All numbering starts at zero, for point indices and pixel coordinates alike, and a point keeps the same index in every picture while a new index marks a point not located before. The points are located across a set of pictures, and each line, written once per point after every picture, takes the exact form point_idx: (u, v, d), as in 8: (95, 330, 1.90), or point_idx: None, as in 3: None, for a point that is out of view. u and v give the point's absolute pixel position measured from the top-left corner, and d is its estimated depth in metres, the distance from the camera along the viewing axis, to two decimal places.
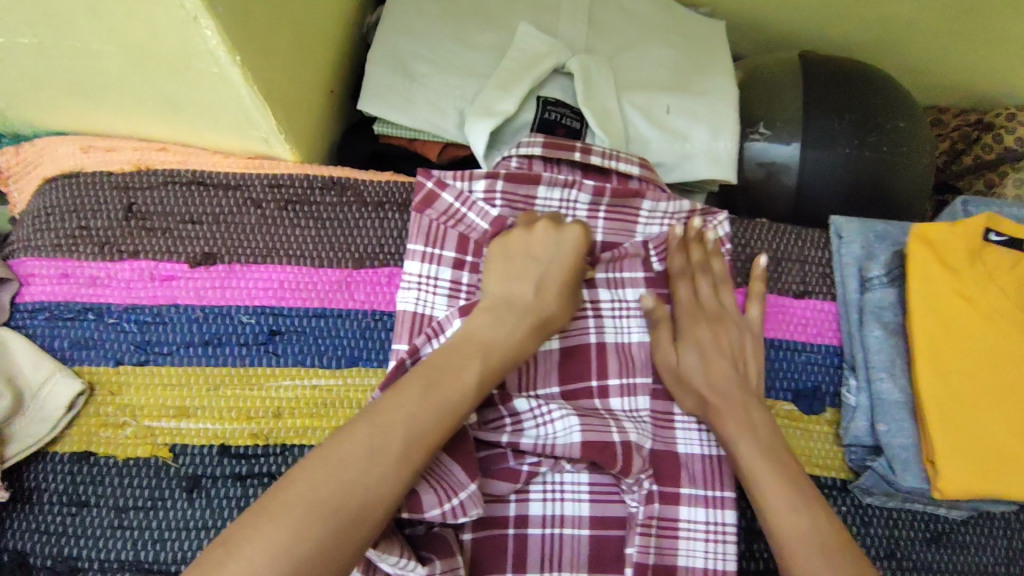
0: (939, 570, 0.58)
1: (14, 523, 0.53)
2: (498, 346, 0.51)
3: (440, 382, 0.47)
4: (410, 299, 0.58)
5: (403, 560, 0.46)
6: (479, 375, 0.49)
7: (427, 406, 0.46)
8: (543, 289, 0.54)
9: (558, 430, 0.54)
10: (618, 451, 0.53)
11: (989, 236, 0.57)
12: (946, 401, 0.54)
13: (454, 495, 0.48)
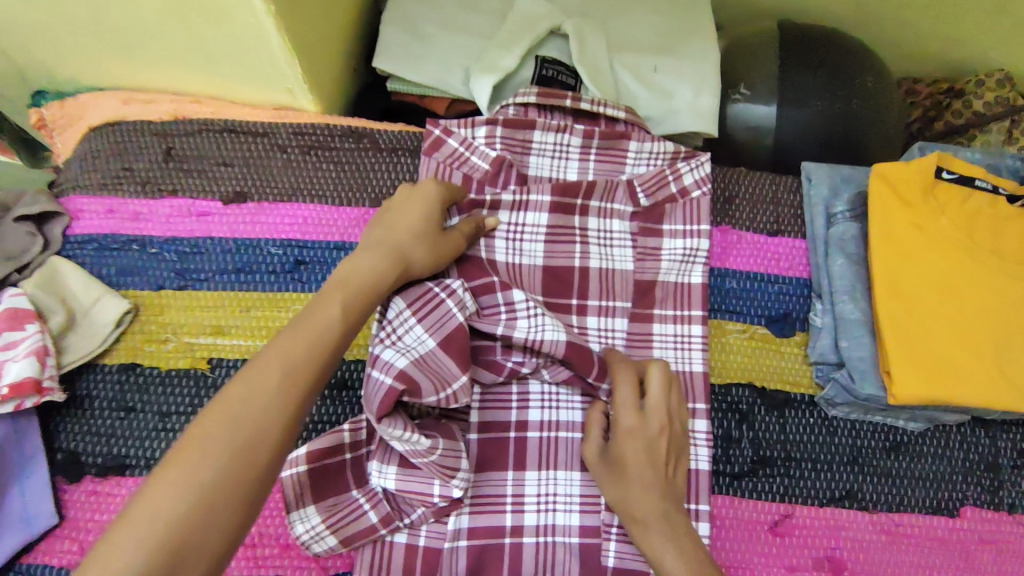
0: (899, 475, 0.63)
1: (69, 426, 0.60)
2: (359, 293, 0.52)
3: (307, 331, 0.48)
4: None
5: (406, 433, 0.53)
6: (335, 324, 0.49)
7: (299, 354, 0.46)
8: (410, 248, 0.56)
9: (547, 326, 0.59)
10: (594, 359, 0.60)
11: (942, 174, 0.64)
12: (900, 318, 0.61)
13: (448, 385, 0.55)
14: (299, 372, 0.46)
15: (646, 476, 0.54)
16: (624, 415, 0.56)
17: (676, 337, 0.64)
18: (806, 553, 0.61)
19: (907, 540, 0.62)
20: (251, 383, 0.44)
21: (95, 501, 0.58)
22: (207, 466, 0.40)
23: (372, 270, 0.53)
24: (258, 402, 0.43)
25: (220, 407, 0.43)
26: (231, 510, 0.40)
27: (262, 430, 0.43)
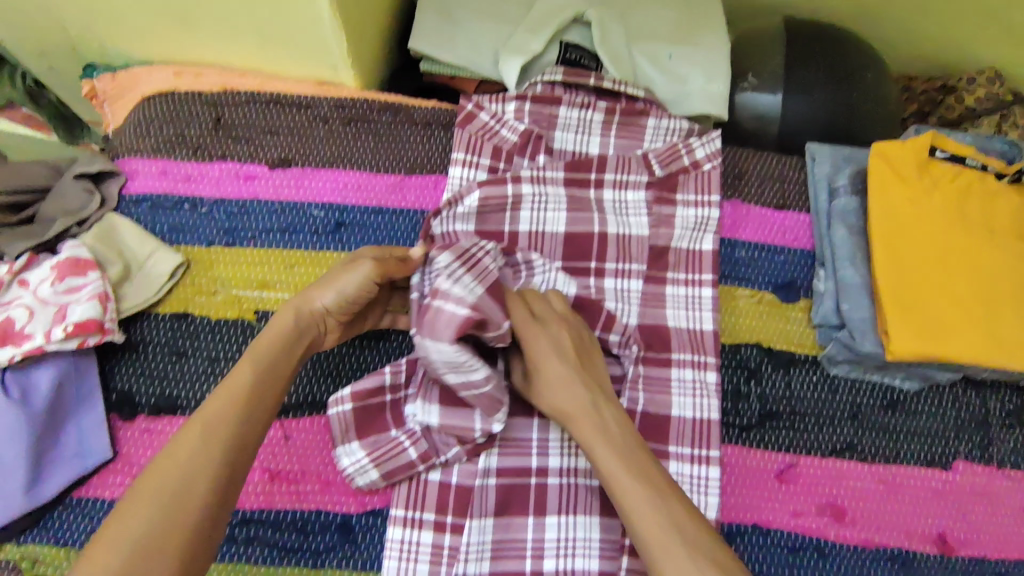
0: (895, 431, 0.68)
1: (124, 368, 0.64)
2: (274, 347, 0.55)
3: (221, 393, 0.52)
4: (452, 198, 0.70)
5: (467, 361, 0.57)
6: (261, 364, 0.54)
7: (217, 414, 0.50)
8: (318, 295, 0.58)
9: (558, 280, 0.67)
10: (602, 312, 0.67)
11: (934, 153, 0.70)
12: (897, 282, 0.66)
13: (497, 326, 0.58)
14: (217, 432, 0.49)
15: (562, 377, 0.59)
16: (523, 327, 0.60)
17: (688, 299, 0.68)
18: (810, 499, 0.65)
19: (903, 489, 0.66)
20: (172, 453, 0.48)
21: (147, 439, 0.62)
22: (138, 525, 0.44)
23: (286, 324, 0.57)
24: (179, 467, 0.47)
25: (161, 456, 0.48)
26: (173, 548, 0.44)
27: (191, 477, 0.47)
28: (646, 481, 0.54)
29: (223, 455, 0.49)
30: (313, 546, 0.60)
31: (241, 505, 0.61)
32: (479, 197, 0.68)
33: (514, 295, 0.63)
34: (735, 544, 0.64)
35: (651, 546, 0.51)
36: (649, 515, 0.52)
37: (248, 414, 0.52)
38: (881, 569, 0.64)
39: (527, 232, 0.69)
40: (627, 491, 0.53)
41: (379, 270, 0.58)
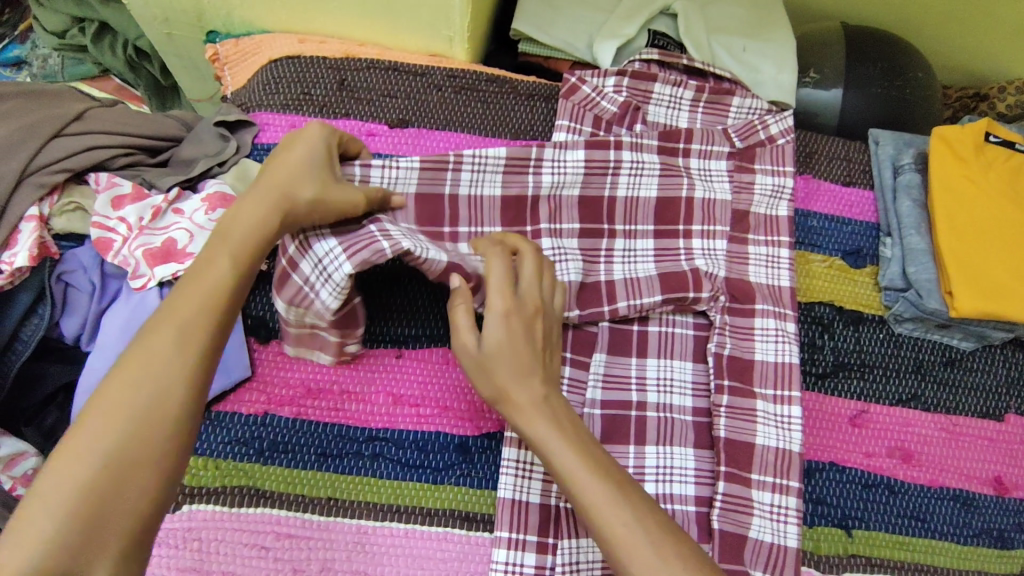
0: (952, 384, 0.75)
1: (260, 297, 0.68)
2: (245, 241, 0.55)
3: (196, 286, 0.51)
4: (546, 181, 0.73)
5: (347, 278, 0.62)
6: (234, 270, 0.53)
7: (190, 317, 0.49)
8: (300, 189, 0.58)
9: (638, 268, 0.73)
10: (689, 277, 0.71)
11: (989, 138, 0.78)
12: (958, 248, 0.73)
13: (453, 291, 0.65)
14: (187, 342, 0.48)
15: (512, 364, 0.57)
16: (493, 289, 0.58)
17: (768, 257, 0.75)
18: (880, 441, 0.72)
19: (963, 436, 0.73)
20: (143, 355, 0.47)
21: (281, 361, 0.67)
22: (103, 442, 0.43)
23: (263, 211, 0.56)
24: (146, 377, 0.46)
25: (117, 379, 0.46)
26: (138, 484, 0.43)
27: (156, 403, 0.45)
28: (607, 473, 0.53)
29: (199, 365, 0.48)
30: (433, 465, 0.65)
31: (368, 423, 0.66)
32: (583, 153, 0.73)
33: (497, 250, 0.61)
34: (815, 479, 0.69)
35: (614, 538, 0.50)
36: (610, 509, 0.51)
37: (217, 330, 0.50)
38: (945, 506, 0.70)
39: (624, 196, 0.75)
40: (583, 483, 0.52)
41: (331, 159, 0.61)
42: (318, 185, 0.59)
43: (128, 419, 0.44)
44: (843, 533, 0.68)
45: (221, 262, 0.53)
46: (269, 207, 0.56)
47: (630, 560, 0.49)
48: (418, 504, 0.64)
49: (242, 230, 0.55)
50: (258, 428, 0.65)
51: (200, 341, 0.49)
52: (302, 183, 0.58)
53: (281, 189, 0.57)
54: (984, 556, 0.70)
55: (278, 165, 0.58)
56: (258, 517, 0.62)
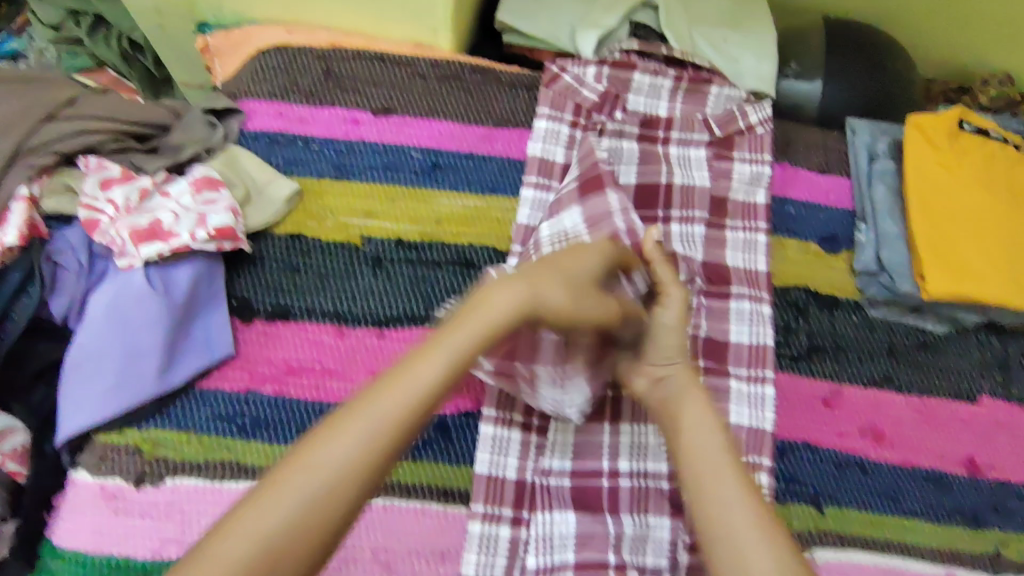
0: (927, 367, 0.76)
1: (246, 278, 0.70)
2: (474, 335, 0.52)
3: (403, 385, 0.49)
4: (532, 181, 0.76)
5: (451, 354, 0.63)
6: (448, 367, 0.51)
7: (381, 409, 0.48)
8: (552, 289, 0.55)
9: None
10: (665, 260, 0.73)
11: (963, 126, 0.79)
12: (930, 232, 0.75)
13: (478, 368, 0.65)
14: (369, 440, 0.47)
15: (686, 375, 0.60)
16: (587, 309, 0.56)
17: (745, 243, 0.76)
18: (853, 422, 0.73)
19: (935, 417, 0.74)
20: (324, 447, 0.46)
21: (264, 341, 0.68)
22: (276, 517, 0.43)
23: (514, 304, 0.54)
24: (324, 462, 0.45)
25: (306, 448, 0.46)
26: (287, 558, 0.42)
27: (328, 486, 0.45)
28: (734, 460, 0.54)
29: (375, 465, 0.47)
30: (411, 441, 0.67)
31: (348, 401, 0.67)
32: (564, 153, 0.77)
33: (630, 257, 0.64)
34: (787, 457, 0.71)
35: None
36: (746, 530, 0.49)
37: (412, 420, 0.49)
38: (917, 485, 0.71)
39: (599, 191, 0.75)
40: (704, 462, 0.53)
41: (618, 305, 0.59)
42: (570, 298, 0.56)
43: (287, 506, 0.43)
44: (815, 510, 0.69)
45: (428, 360, 0.50)
46: (514, 305, 0.54)
47: (748, 558, 0.47)
48: (396, 479, 0.65)
49: (488, 323, 0.53)
50: (241, 404, 0.66)
51: (387, 433, 0.47)
52: (555, 287, 0.55)
53: (535, 293, 0.54)
54: (956, 535, 0.71)
55: (556, 262, 0.58)
56: (240, 490, 0.63)
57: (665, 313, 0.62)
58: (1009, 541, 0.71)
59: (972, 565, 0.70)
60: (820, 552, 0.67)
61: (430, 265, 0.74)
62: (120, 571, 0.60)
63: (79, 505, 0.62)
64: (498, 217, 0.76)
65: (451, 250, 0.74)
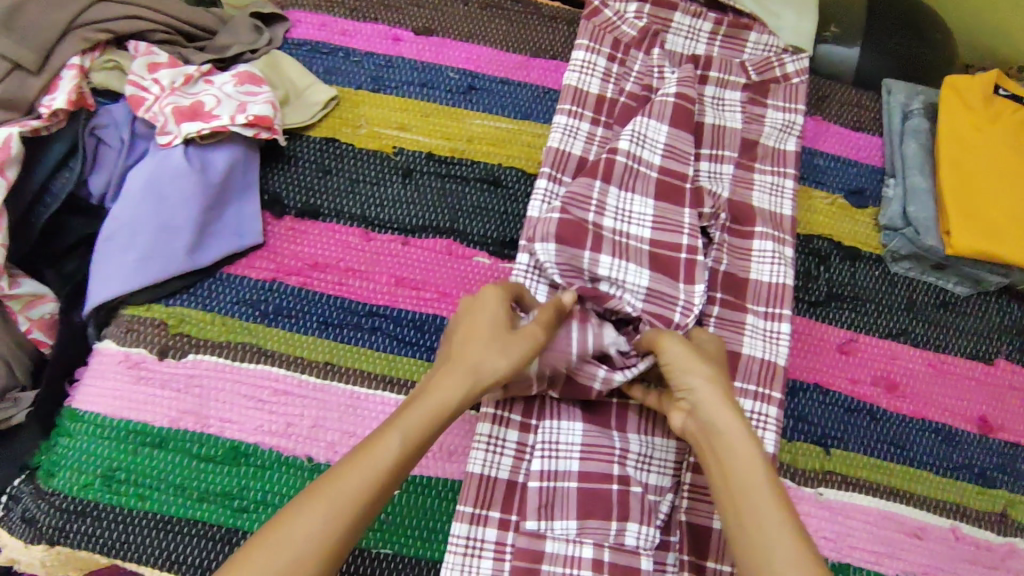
0: (944, 326, 0.76)
1: (278, 176, 0.71)
2: (435, 412, 0.54)
3: (372, 452, 0.50)
4: (562, 123, 0.76)
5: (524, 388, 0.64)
6: (403, 438, 0.51)
7: (350, 485, 0.48)
8: (487, 363, 0.57)
9: (633, 204, 0.71)
10: (687, 194, 0.73)
11: (998, 92, 0.79)
12: (959, 189, 0.74)
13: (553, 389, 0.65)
14: (344, 508, 0.47)
15: (716, 390, 0.57)
16: (516, 350, 0.58)
17: (773, 185, 0.77)
18: (867, 370, 0.73)
19: (950, 374, 0.74)
20: (295, 515, 0.46)
21: (292, 235, 0.70)
22: None
23: (459, 395, 0.55)
24: (302, 531, 0.45)
25: (275, 525, 0.45)
26: None
27: (302, 561, 0.44)
28: (772, 482, 0.52)
29: (344, 534, 0.46)
30: (427, 344, 0.68)
31: (369, 300, 0.69)
32: (599, 87, 0.78)
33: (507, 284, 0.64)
34: (798, 397, 0.71)
35: None
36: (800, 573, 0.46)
37: (385, 484, 0.49)
38: (926, 438, 0.71)
39: (627, 149, 0.72)
40: (744, 489, 0.51)
41: (542, 336, 0.59)
42: (486, 344, 0.57)
43: (278, 562, 0.43)
44: (821, 450, 0.69)
45: (389, 428, 0.51)
46: (462, 392, 0.55)
47: (775, 558, 0.47)
48: (412, 377, 0.67)
49: (434, 404, 0.54)
50: (265, 292, 0.67)
51: (360, 499, 0.48)
52: (490, 351, 0.57)
53: (471, 366, 0.56)
54: (963, 490, 0.70)
55: (474, 330, 0.59)
56: (258, 372, 0.65)
57: (677, 343, 0.60)
58: (1017, 502, 0.71)
59: (977, 521, 0.70)
60: (827, 492, 0.68)
61: (458, 181, 0.74)
62: (135, 435, 0.62)
63: (103, 371, 0.64)
64: (529, 141, 0.77)
65: (480, 168, 0.75)
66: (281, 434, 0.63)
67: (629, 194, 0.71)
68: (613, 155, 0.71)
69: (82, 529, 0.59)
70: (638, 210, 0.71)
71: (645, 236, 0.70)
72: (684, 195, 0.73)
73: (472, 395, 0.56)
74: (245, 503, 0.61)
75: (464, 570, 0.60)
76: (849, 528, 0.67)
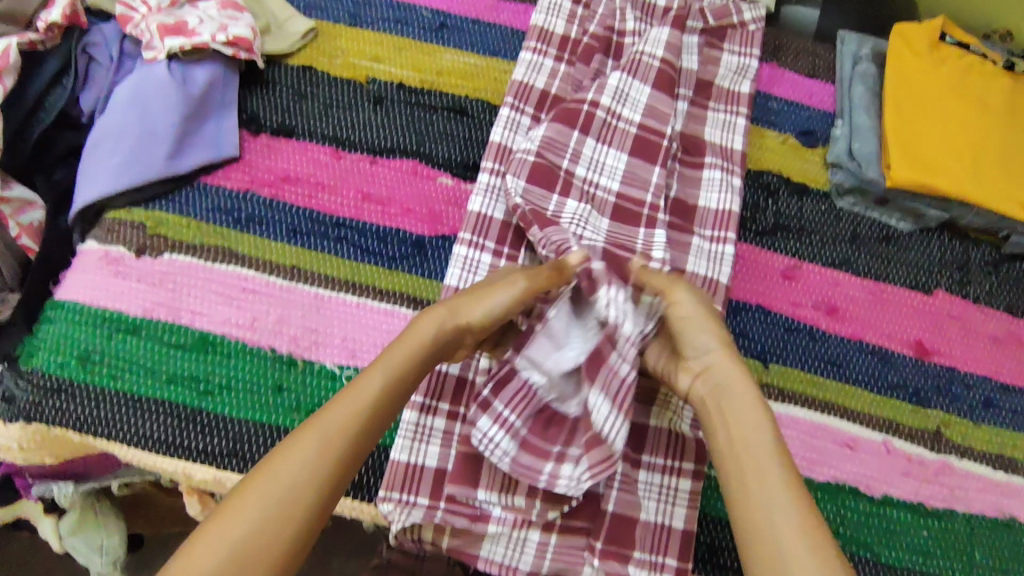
0: (887, 259, 0.79)
1: (257, 98, 0.76)
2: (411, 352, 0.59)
3: (353, 395, 0.56)
4: (526, 60, 0.80)
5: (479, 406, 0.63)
6: (383, 380, 0.57)
7: (333, 422, 0.54)
8: (469, 310, 0.62)
9: (608, 157, 0.75)
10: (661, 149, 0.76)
11: (944, 39, 0.83)
12: (900, 128, 0.78)
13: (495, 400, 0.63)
14: (330, 445, 0.53)
15: (725, 353, 0.61)
16: (500, 299, 0.62)
17: (724, 122, 0.81)
18: (809, 295, 0.77)
19: (890, 301, 0.77)
20: (291, 449, 0.53)
21: (266, 152, 0.74)
22: (250, 516, 0.49)
23: (431, 334, 0.60)
24: (291, 468, 0.52)
25: (270, 460, 0.52)
26: (269, 551, 0.49)
27: (296, 487, 0.51)
28: (776, 442, 0.56)
29: (335, 463, 0.53)
30: (389, 254, 0.72)
31: (337, 212, 0.73)
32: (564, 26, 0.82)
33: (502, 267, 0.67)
34: (740, 315, 0.75)
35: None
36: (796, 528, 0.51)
37: (370, 419, 0.56)
38: (863, 358, 0.75)
39: (608, 105, 0.76)
40: (749, 452, 0.55)
41: (529, 285, 0.63)
42: (481, 303, 0.62)
43: (280, 487, 0.51)
44: (760, 364, 0.73)
45: (372, 370, 0.57)
46: (438, 330, 0.60)
47: (771, 517, 0.52)
48: (373, 283, 0.71)
49: (413, 347, 0.59)
50: (238, 201, 0.72)
51: (347, 432, 0.54)
52: (473, 303, 0.62)
53: (454, 309, 0.61)
54: (899, 408, 0.73)
55: (473, 288, 0.64)
56: (228, 272, 0.69)
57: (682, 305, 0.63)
58: (951, 422, 0.74)
59: (910, 437, 0.73)
60: None
61: (427, 109, 0.79)
62: (110, 322, 0.66)
63: (84, 267, 0.68)
64: (496, 76, 0.82)
65: (448, 99, 0.79)
66: (247, 327, 0.67)
67: (605, 147, 0.75)
68: (593, 109, 0.76)
69: (57, 407, 0.64)
70: (612, 162, 0.75)
71: (613, 187, 0.74)
72: (659, 151, 0.76)
73: (474, 338, 0.63)
74: (210, 386, 0.65)
75: (413, 454, 0.64)
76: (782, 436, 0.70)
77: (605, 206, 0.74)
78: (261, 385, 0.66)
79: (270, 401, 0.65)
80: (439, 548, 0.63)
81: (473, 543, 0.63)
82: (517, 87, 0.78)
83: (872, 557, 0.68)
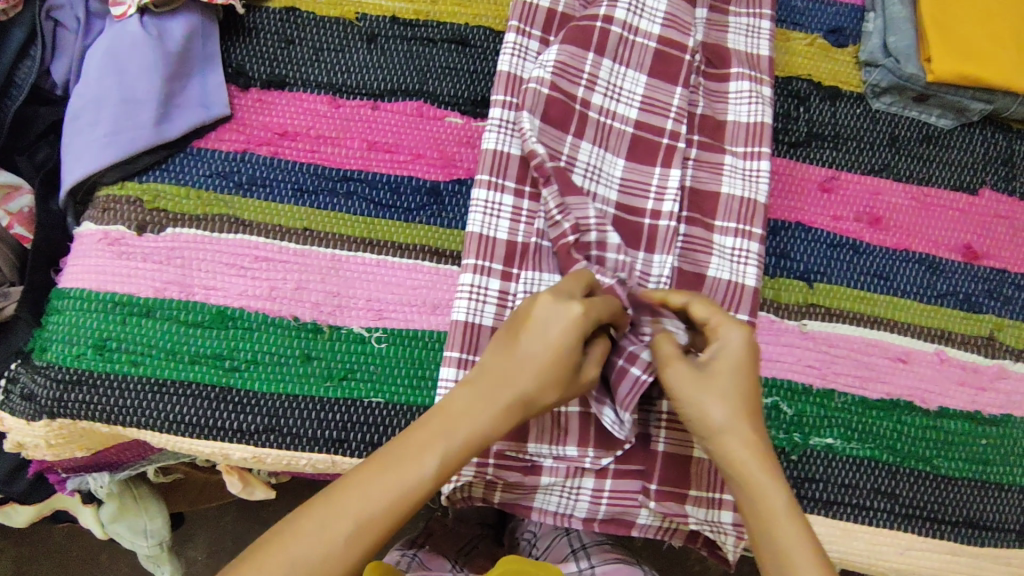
0: (931, 159, 0.74)
1: (241, 48, 0.70)
2: (466, 437, 0.49)
3: (398, 467, 0.48)
4: None
5: (551, 428, 0.60)
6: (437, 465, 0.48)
7: (373, 494, 0.47)
8: (542, 398, 0.51)
9: (626, 81, 0.70)
10: (682, 67, 0.70)
11: None
12: (942, 15, 0.71)
13: (563, 427, 0.60)
14: (351, 522, 0.46)
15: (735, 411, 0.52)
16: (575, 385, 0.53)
17: (748, 27, 0.74)
18: (849, 207, 0.72)
19: (933, 206, 0.73)
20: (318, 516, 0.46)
21: (260, 107, 0.69)
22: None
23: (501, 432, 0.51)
24: (321, 531, 0.45)
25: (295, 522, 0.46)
26: None
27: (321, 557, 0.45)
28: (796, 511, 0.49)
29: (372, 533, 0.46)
30: (404, 205, 0.68)
31: (343, 165, 0.68)
32: None
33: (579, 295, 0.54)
34: (780, 235, 0.71)
35: None
36: None
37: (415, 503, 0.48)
38: (909, 268, 0.71)
39: (623, 19, 0.70)
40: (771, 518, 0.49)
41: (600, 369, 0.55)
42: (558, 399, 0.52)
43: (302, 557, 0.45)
44: (805, 285, 0.70)
45: (429, 446, 0.48)
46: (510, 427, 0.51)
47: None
48: (390, 238, 0.67)
49: (473, 441, 0.49)
50: (236, 163, 0.67)
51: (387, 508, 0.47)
52: (547, 386, 0.51)
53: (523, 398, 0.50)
54: (949, 316, 0.70)
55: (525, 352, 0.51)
56: (235, 240, 0.65)
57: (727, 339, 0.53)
58: (1005, 326, 0.71)
59: (963, 344, 0.70)
60: (809, 323, 0.69)
61: (425, 44, 0.72)
62: (120, 307, 0.62)
63: (84, 251, 0.64)
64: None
65: (447, 29, 0.72)
66: (266, 298, 0.64)
67: (622, 69, 0.69)
68: (607, 25, 0.69)
69: (82, 401, 0.61)
70: (630, 86, 0.70)
71: (632, 115, 0.69)
72: (681, 68, 0.70)
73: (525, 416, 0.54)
74: (236, 363, 0.62)
75: None
76: (832, 356, 0.68)
77: (622, 139, 0.69)
78: (290, 357, 0.63)
79: (300, 372, 0.63)
80: (492, 502, 0.63)
81: (526, 495, 0.63)
82: (521, 6, 0.70)
83: (932, 471, 0.67)
